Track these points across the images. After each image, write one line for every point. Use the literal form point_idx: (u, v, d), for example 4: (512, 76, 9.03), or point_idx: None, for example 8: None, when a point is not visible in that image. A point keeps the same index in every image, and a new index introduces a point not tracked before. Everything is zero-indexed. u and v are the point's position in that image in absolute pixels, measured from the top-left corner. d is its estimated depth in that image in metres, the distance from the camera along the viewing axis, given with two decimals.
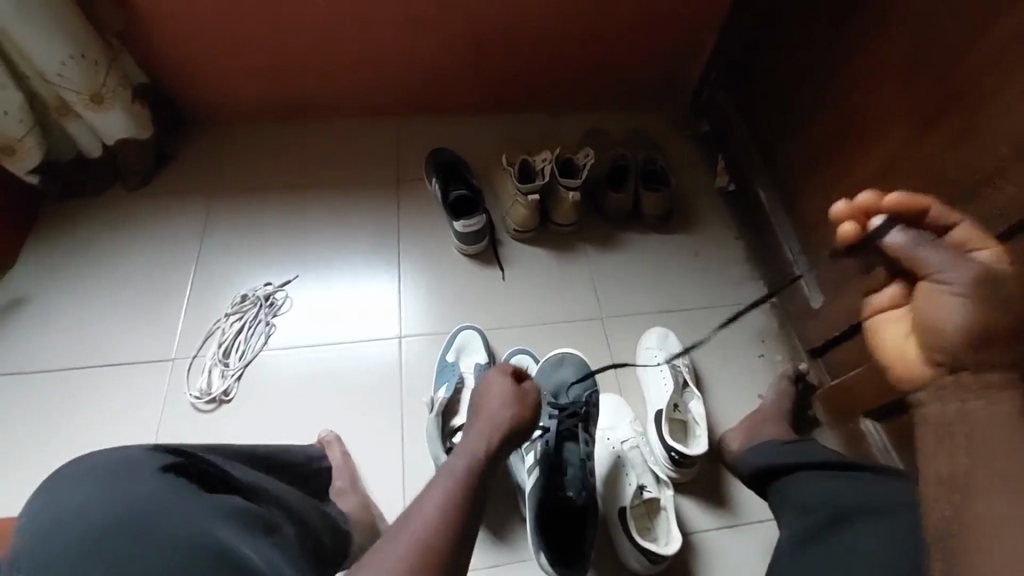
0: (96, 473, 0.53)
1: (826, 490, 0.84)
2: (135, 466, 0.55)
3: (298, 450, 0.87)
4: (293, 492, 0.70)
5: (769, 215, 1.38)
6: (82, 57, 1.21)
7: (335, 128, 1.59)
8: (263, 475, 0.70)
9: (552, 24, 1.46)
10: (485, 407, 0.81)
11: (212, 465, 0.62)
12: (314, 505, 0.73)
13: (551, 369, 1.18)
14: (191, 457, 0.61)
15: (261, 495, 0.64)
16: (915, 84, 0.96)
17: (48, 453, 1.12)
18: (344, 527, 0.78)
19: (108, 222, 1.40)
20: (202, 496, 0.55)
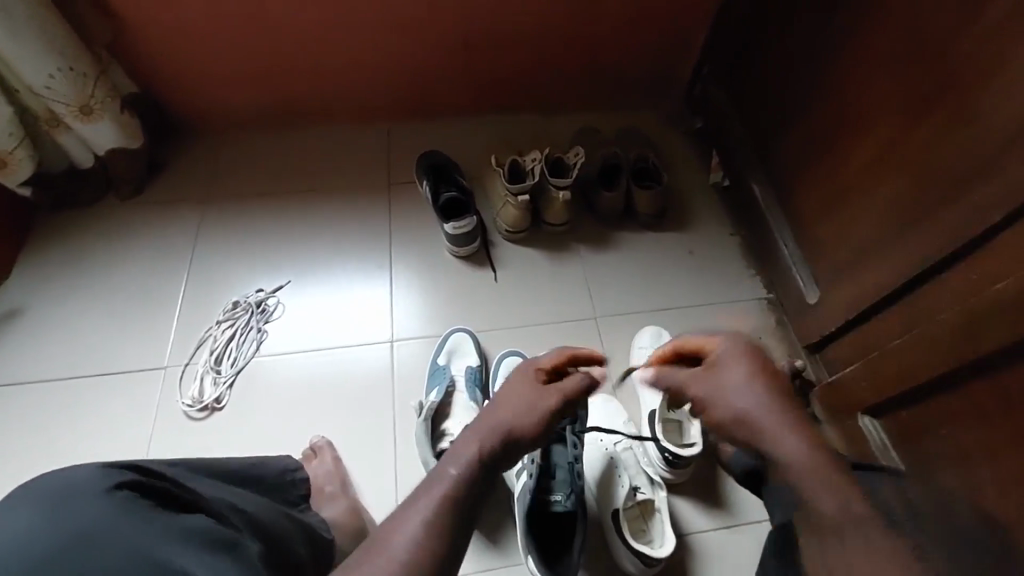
0: (54, 497, 0.54)
1: None
2: (94, 486, 0.55)
3: (268, 463, 0.87)
4: (262, 503, 0.72)
5: (763, 210, 1.36)
6: (70, 69, 1.21)
7: (326, 133, 1.59)
8: (233, 486, 0.72)
9: (540, 23, 1.45)
10: (497, 406, 0.71)
11: (176, 481, 0.62)
12: (285, 515, 0.75)
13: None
14: (154, 473, 0.61)
15: (228, 510, 0.65)
16: (905, 74, 0.95)
17: (41, 462, 1.13)
18: (320, 533, 0.82)
19: (101, 232, 1.40)
20: (161, 520, 0.56)
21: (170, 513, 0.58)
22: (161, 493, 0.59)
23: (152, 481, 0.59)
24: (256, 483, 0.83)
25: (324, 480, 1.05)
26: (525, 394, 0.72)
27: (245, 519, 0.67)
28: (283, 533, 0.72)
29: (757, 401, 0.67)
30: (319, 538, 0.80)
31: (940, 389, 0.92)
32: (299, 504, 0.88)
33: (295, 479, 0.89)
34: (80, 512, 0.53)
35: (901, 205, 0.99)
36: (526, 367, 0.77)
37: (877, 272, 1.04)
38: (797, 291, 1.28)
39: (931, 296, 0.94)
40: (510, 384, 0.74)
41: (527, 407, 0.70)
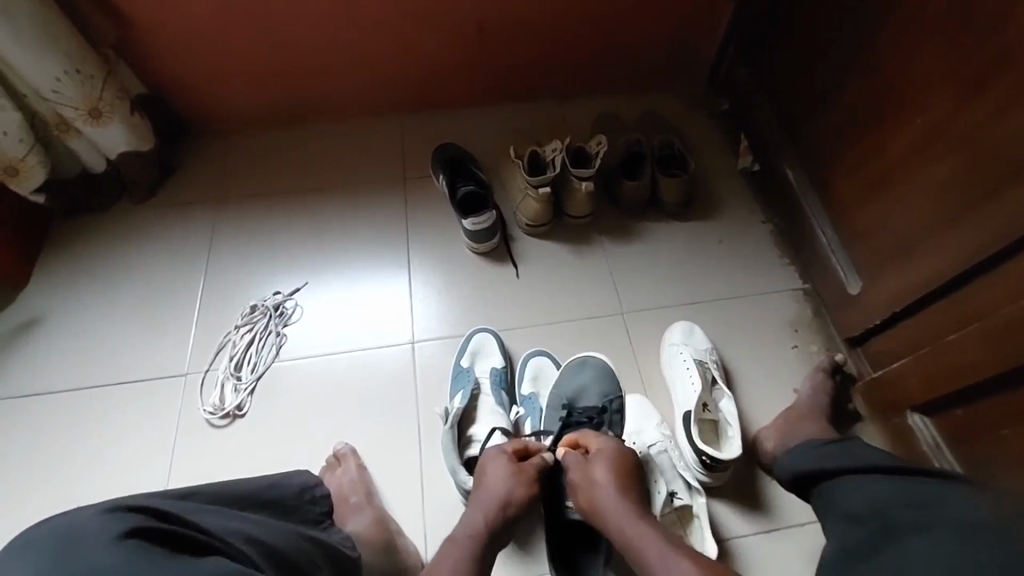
0: (54, 551, 0.51)
1: (873, 494, 0.78)
2: (95, 534, 0.52)
3: (289, 480, 0.85)
4: (274, 527, 0.70)
5: (798, 195, 1.29)
6: (77, 72, 1.19)
7: (338, 129, 1.54)
8: (245, 514, 0.69)
9: (556, 6, 1.38)
10: (486, 485, 0.91)
11: (182, 519, 0.59)
12: (300, 538, 0.73)
13: (571, 373, 1.13)
14: (161, 514, 0.58)
15: (239, 542, 0.62)
16: (959, 47, 0.86)
17: (67, 473, 1.12)
18: (340, 549, 0.80)
19: (117, 238, 1.38)
20: (173, 563, 0.53)
21: (179, 555, 0.54)
22: (166, 536, 0.55)
23: (156, 523, 0.56)
24: (271, 504, 0.81)
25: (349, 489, 1.03)
26: (504, 472, 0.91)
27: (257, 549, 0.64)
28: (298, 557, 0.70)
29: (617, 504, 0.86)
30: (338, 554, 0.79)
31: (1004, 385, 0.87)
32: (322, 522, 0.85)
33: (315, 497, 0.86)
34: (83, 564, 0.50)
35: (955, 188, 0.91)
36: (496, 452, 0.95)
37: (926, 262, 0.97)
38: (836, 281, 1.21)
39: (992, 286, 0.87)
40: (492, 467, 0.93)
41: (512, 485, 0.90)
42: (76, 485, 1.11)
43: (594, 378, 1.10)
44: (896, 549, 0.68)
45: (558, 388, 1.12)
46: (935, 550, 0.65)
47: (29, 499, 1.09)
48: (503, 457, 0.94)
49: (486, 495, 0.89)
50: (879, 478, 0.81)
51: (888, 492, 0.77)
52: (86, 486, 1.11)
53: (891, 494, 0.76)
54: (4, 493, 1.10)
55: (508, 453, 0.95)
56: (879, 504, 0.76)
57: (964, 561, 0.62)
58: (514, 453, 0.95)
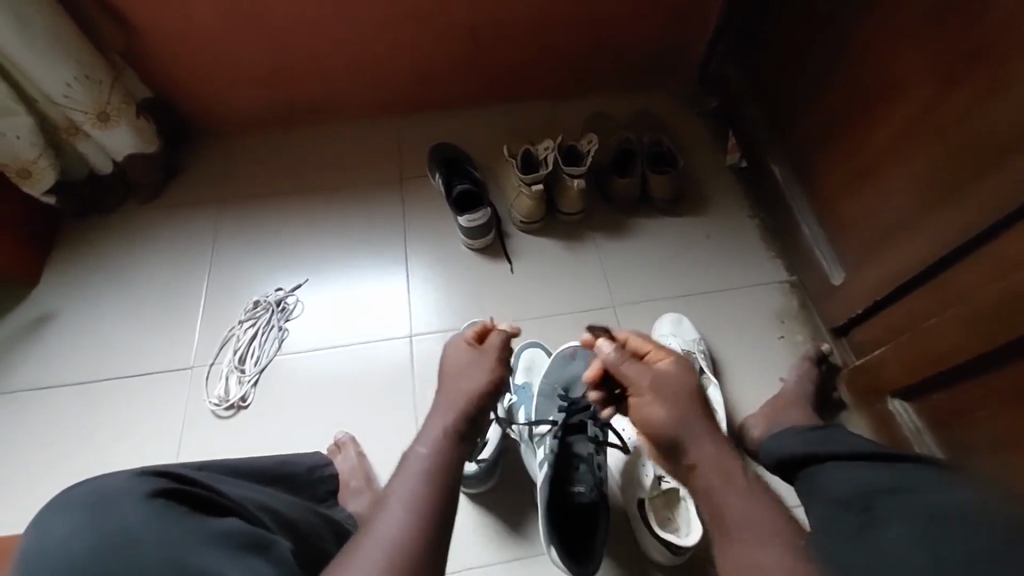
0: (91, 506, 0.54)
1: (857, 475, 0.74)
2: (128, 492, 0.56)
3: (298, 460, 0.92)
4: (284, 499, 0.75)
5: (783, 189, 1.33)
6: (86, 77, 1.23)
7: (338, 130, 1.59)
8: (258, 487, 0.74)
9: (548, 8, 1.42)
10: (450, 381, 0.83)
11: (204, 484, 0.63)
12: (308, 511, 0.78)
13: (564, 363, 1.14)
14: (184, 478, 0.62)
15: (256, 509, 0.67)
16: (932, 44, 0.90)
17: (79, 462, 1.16)
18: (343, 524, 0.85)
19: (124, 238, 1.43)
20: (199, 522, 0.58)
21: (203, 515, 0.59)
22: (192, 498, 0.60)
23: (182, 486, 0.60)
24: (279, 480, 0.86)
25: (350, 475, 1.07)
26: (467, 365, 0.85)
27: (270, 517, 0.69)
28: (305, 528, 0.75)
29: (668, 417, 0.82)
30: (342, 529, 0.84)
31: (979, 368, 0.90)
32: (327, 500, 0.92)
33: (323, 475, 0.93)
34: (117, 518, 0.53)
35: (932, 179, 0.95)
36: (458, 342, 0.90)
37: (905, 252, 1.01)
38: (820, 272, 1.25)
39: (966, 274, 0.91)
40: (454, 356, 0.88)
41: (473, 374, 0.84)
42: (88, 474, 1.16)
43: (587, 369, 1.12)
44: (878, 525, 0.62)
45: (550, 378, 1.13)
46: (911, 535, 0.58)
47: (41, 488, 1.14)
48: (463, 344, 0.89)
49: (452, 392, 0.81)
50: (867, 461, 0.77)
51: (873, 479, 0.71)
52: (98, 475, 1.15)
53: (879, 477, 0.71)
54: (19, 482, 1.14)
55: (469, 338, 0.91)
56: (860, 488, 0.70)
57: (942, 535, 0.56)
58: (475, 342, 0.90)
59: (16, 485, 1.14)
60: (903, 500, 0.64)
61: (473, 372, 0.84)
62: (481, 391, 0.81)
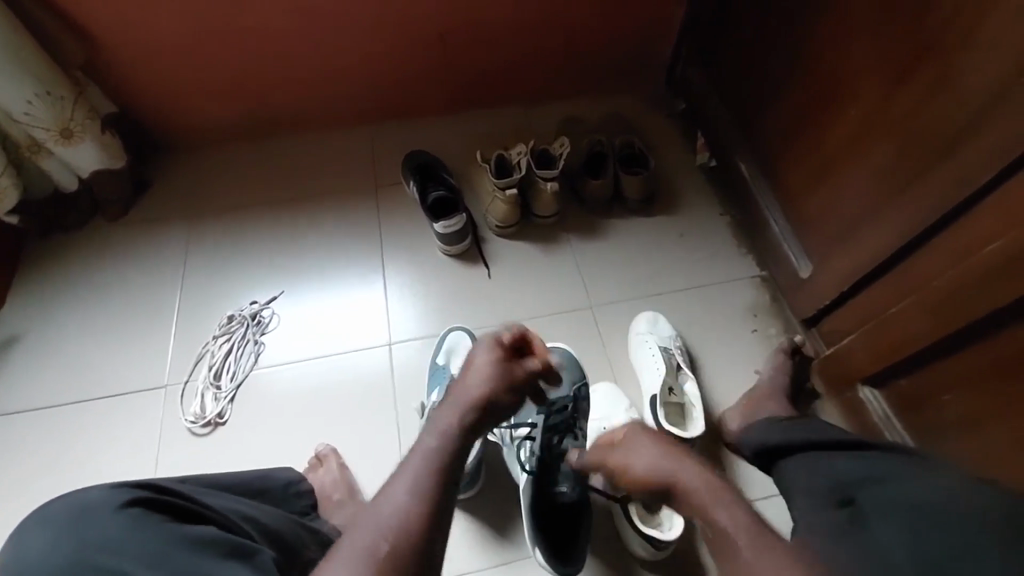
0: (70, 518, 0.57)
1: (830, 469, 0.80)
2: (105, 504, 0.59)
3: (272, 476, 0.91)
4: (274, 512, 0.75)
5: (751, 186, 1.36)
6: (48, 94, 1.21)
7: (309, 140, 1.58)
8: (246, 500, 0.74)
9: (516, 14, 1.44)
10: (467, 375, 0.74)
11: (187, 495, 0.64)
12: (296, 524, 0.77)
13: None
14: (166, 490, 0.63)
15: (238, 519, 0.68)
16: (886, 40, 0.94)
17: (48, 488, 1.13)
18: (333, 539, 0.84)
19: (92, 256, 1.40)
20: (175, 527, 0.58)
21: (180, 522, 0.60)
22: (171, 506, 0.61)
23: (162, 496, 0.62)
24: (258, 495, 0.86)
25: (331, 487, 1.06)
26: (489, 370, 0.73)
27: (255, 526, 0.69)
28: (293, 540, 0.74)
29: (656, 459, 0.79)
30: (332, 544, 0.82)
31: (942, 352, 0.93)
32: (308, 513, 0.92)
33: (299, 491, 0.92)
34: (93, 528, 0.56)
35: (892, 172, 0.98)
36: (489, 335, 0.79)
37: (867, 243, 1.04)
38: (789, 266, 1.28)
39: (924, 262, 0.94)
40: (478, 353, 0.76)
41: (494, 383, 0.72)
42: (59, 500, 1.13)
43: (562, 369, 1.13)
44: (865, 524, 0.70)
45: None
46: (906, 533, 0.66)
47: (9, 517, 1.10)
48: (495, 343, 0.77)
49: (469, 389, 0.72)
50: (840, 454, 0.82)
51: (845, 468, 0.79)
52: None
53: (851, 469, 0.79)
54: None
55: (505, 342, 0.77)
56: (839, 480, 0.78)
57: (922, 535, 0.65)
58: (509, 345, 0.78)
59: None
60: (882, 490, 0.73)
61: (495, 380, 0.73)
62: (496, 401, 0.72)
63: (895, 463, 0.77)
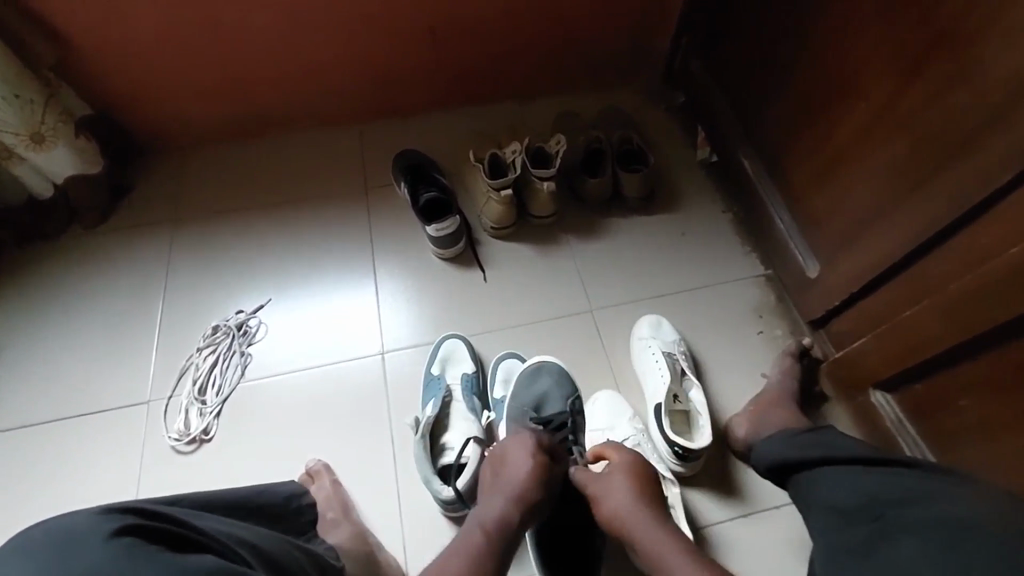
0: (50, 549, 0.51)
1: (855, 486, 0.76)
2: (89, 533, 0.52)
3: (273, 489, 0.86)
4: (267, 533, 0.70)
5: (755, 183, 1.31)
6: (16, 96, 1.15)
7: (295, 141, 1.52)
8: (235, 521, 0.69)
9: (508, 7, 1.38)
10: (507, 469, 0.86)
11: (175, 519, 0.58)
12: (290, 545, 0.72)
13: (527, 382, 1.10)
14: (153, 515, 0.57)
15: (233, 544, 0.62)
16: (895, 31, 0.89)
17: (25, 512, 1.08)
18: (328, 559, 0.79)
19: (70, 265, 1.34)
20: (173, 556, 0.53)
21: (175, 552, 0.54)
22: (162, 534, 0.55)
23: (151, 522, 0.56)
24: (256, 513, 0.82)
25: (325, 505, 1.01)
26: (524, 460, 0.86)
27: (251, 552, 0.64)
28: (290, 564, 0.69)
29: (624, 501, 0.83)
30: (328, 566, 0.78)
31: (959, 357, 0.89)
32: (308, 533, 0.87)
33: (300, 506, 0.88)
34: (73, 561, 0.50)
35: (903, 168, 0.93)
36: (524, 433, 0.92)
37: (877, 243, 1.00)
38: (796, 266, 1.23)
39: (938, 263, 0.90)
40: (513, 451, 0.88)
41: (531, 477, 0.84)
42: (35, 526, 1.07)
43: (552, 386, 1.09)
44: (886, 549, 0.66)
45: (518, 397, 1.09)
46: (925, 560, 0.62)
47: None
48: (533, 439, 0.89)
49: (507, 480, 0.84)
50: (863, 469, 0.78)
51: (874, 485, 0.74)
52: None
53: (875, 485, 0.74)
54: None
55: (542, 438, 0.90)
56: (863, 497, 0.74)
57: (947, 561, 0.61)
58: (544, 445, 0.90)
59: None
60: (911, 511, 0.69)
61: (532, 474, 0.84)
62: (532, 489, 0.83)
63: (922, 483, 0.72)
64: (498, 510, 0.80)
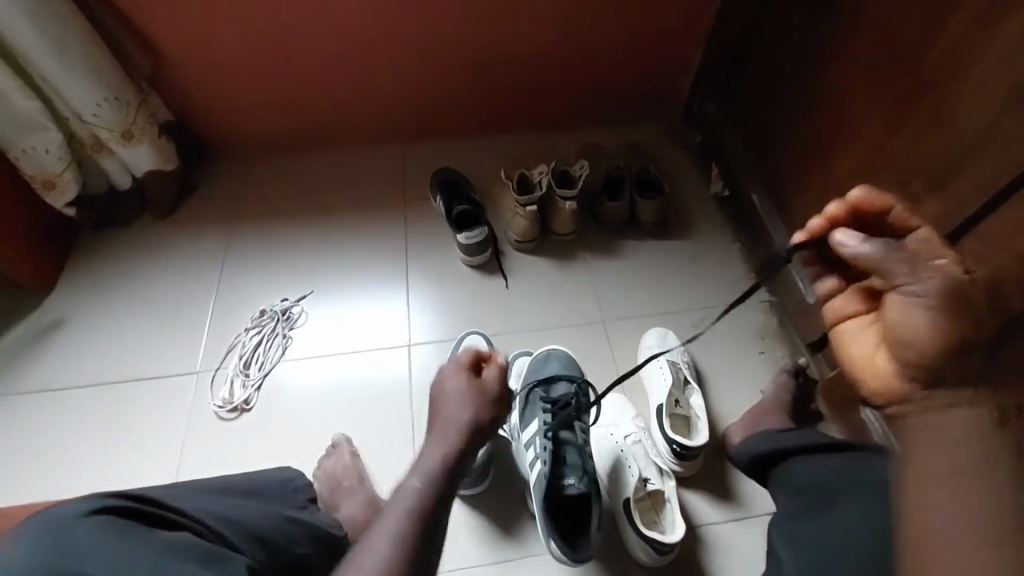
0: (45, 524, 0.60)
1: (825, 471, 0.84)
2: (81, 512, 0.61)
3: (267, 476, 0.87)
4: (253, 508, 0.77)
5: (761, 215, 1.43)
6: (116, 98, 1.33)
7: (344, 154, 1.68)
8: (225, 499, 0.77)
9: (545, 47, 1.55)
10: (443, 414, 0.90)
11: (163, 503, 0.67)
12: (283, 519, 0.78)
13: (539, 366, 1.22)
14: (144, 499, 0.66)
15: (218, 524, 0.71)
16: (887, 83, 1.01)
17: (80, 463, 1.19)
18: (326, 529, 0.82)
19: (138, 249, 1.50)
20: (150, 537, 0.62)
21: (158, 531, 0.64)
22: (143, 514, 0.64)
23: (131, 503, 0.64)
24: (253, 494, 0.82)
25: (342, 475, 1.11)
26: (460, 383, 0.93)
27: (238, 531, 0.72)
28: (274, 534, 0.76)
29: (928, 331, 0.57)
30: (327, 535, 0.82)
31: None
32: (306, 507, 0.86)
33: (297, 487, 0.88)
34: (73, 535, 0.59)
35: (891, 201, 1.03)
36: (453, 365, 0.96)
37: None
38: (796, 292, 1.32)
39: None
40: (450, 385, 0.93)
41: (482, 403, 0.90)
42: (84, 476, 1.18)
43: (562, 371, 1.19)
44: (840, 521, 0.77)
45: (530, 380, 1.20)
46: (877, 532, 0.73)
47: (37, 485, 1.16)
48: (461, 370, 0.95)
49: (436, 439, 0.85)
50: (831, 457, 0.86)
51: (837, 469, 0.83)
52: (100, 477, 1.18)
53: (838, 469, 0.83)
54: (19, 482, 1.17)
55: (469, 357, 0.96)
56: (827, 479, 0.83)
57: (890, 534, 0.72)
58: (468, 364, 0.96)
59: (21, 483, 1.17)
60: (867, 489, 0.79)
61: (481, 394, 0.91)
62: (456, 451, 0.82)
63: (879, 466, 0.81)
64: (416, 485, 0.76)
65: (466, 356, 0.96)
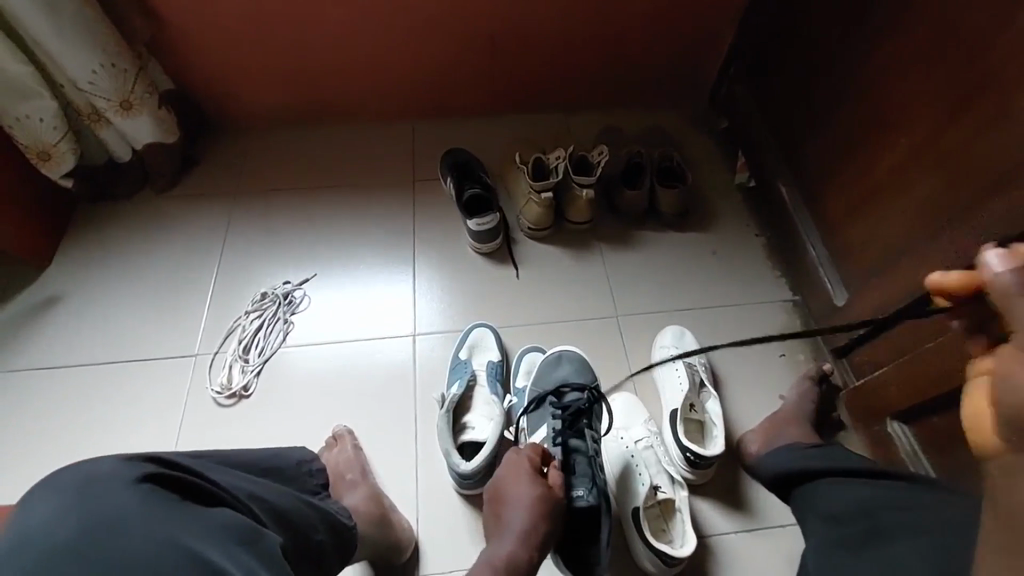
0: (70, 488, 0.52)
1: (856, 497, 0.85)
2: (111, 477, 0.54)
3: (285, 453, 0.80)
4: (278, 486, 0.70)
5: (789, 210, 1.34)
6: (112, 66, 1.26)
7: (351, 130, 1.61)
8: (247, 474, 0.70)
9: (565, 22, 1.45)
10: (510, 509, 0.91)
11: (192, 470, 0.60)
12: (301, 502, 0.72)
13: (550, 367, 1.18)
14: (170, 464, 0.59)
15: (246, 499, 0.64)
16: (941, 73, 0.92)
17: (76, 444, 1.17)
18: (339, 517, 0.78)
19: (137, 224, 1.45)
20: (186, 508, 0.55)
21: (191, 503, 0.57)
22: (176, 482, 0.57)
23: (164, 469, 0.57)
24: (265, 474, 0.76)
25: (346, 468, 1.06)
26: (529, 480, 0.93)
27: (262, 508, 0.65)
28: (294, 515, 0.70)
29: None
30: (340, 524, 0.77)
31: None
32: (318, 493, 0.80)
33: (313, 470, 0.82)
34: (101, 500, 0.52)
35: (938, 203, 0.95)
36: (518, 459, 0.97)
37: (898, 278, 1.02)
38: (825, 294, 1.25)
39: None
40: (514, 480, 0.94)
41: (535, 509, 0.89)
42: (81, 457, 1.16)
43: (571, 372, 1.15)
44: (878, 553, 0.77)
45: (540, 384, 1.16)
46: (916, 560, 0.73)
47: (33, 465, 1.15)
48: (527, 465, 0.96)
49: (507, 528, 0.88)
50: (861, 482, 0.87)
51: (867, 493, 0.85)
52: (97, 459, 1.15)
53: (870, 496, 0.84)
54: (16, 460, 1.15)
55: (532, 459, 0.97)
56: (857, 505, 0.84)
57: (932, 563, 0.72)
58: (535, 463, 0.97)
59: (18, 465, 1.14)
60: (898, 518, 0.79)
61: (535, 501, 0.90)
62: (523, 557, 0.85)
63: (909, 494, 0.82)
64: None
65: (530, 454, 0.98)
